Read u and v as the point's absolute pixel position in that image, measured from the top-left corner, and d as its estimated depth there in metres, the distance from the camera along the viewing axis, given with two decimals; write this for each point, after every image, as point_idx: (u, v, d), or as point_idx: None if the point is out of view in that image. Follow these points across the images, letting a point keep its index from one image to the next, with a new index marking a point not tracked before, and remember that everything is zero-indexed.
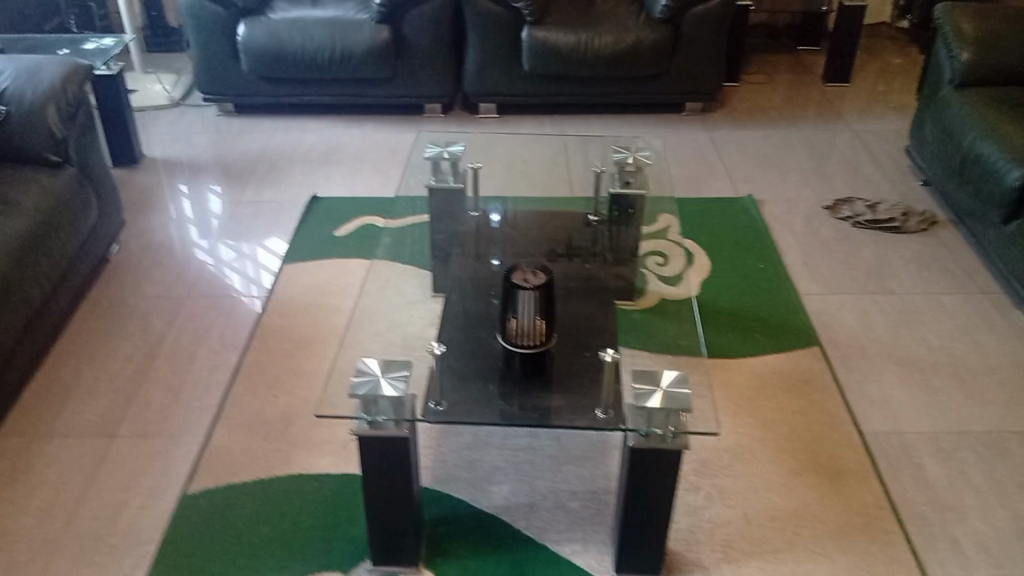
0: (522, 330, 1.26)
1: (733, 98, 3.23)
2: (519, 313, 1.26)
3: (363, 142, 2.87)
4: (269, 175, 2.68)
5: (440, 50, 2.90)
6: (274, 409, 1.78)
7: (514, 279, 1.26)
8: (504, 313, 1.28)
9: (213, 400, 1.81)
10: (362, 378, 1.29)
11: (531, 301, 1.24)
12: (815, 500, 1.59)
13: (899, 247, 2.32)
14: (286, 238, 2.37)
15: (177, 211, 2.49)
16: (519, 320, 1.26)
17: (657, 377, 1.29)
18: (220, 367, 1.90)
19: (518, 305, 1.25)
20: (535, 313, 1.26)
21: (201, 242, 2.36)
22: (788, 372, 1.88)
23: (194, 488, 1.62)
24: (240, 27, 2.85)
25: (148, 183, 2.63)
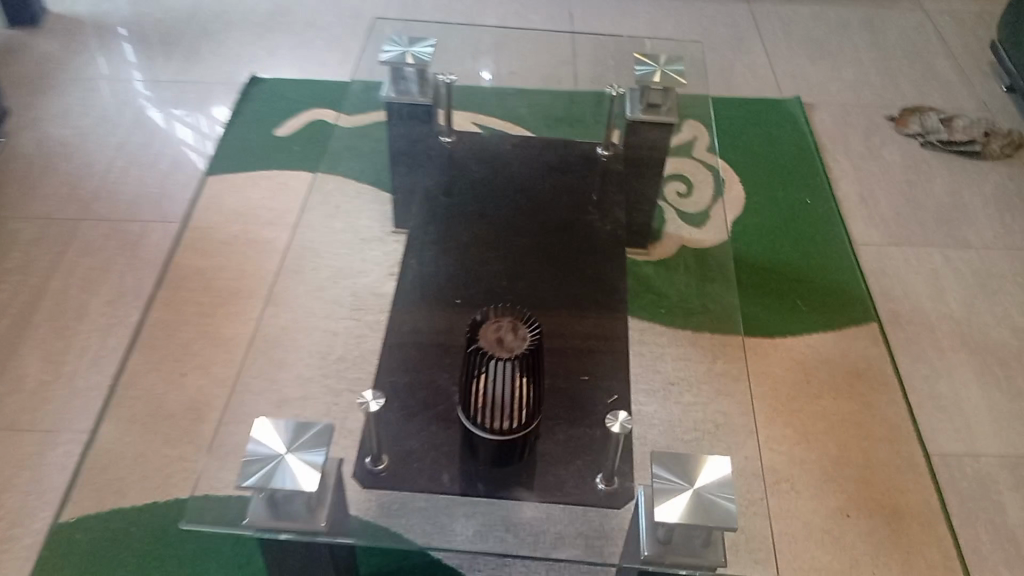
0: (495, 406, 0.84)
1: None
2: (491, 386, 0.82)
3: (321, 3, 2.32)
4: (201, 44, 2.15)
5: None
6: (181, 397, 1.40)
7: (482, 341, 0.81)
8: (464, 381, 0.84)
9: (104, 380, 1.42)
10: (267, 464, 0.88)
11: (511, 374, 0.81)
12: (866, 558, 1.25)
13: (977, 180, 1.87)
14: (215, 134, 1.89)
15: (82, 88, 2.00)
16: (492, 394, 0.83)
17: (692, 469, 0.91)
18: (117, 326, 1.50)
19: (489, 378, 0.81)
20: (515, 387, 0.82)
21: (108, 135, 1.88)
22: (835, 360, 1.49)
23: (67, 515, 1.26)
24: None
25: (49, 47, 2.11)
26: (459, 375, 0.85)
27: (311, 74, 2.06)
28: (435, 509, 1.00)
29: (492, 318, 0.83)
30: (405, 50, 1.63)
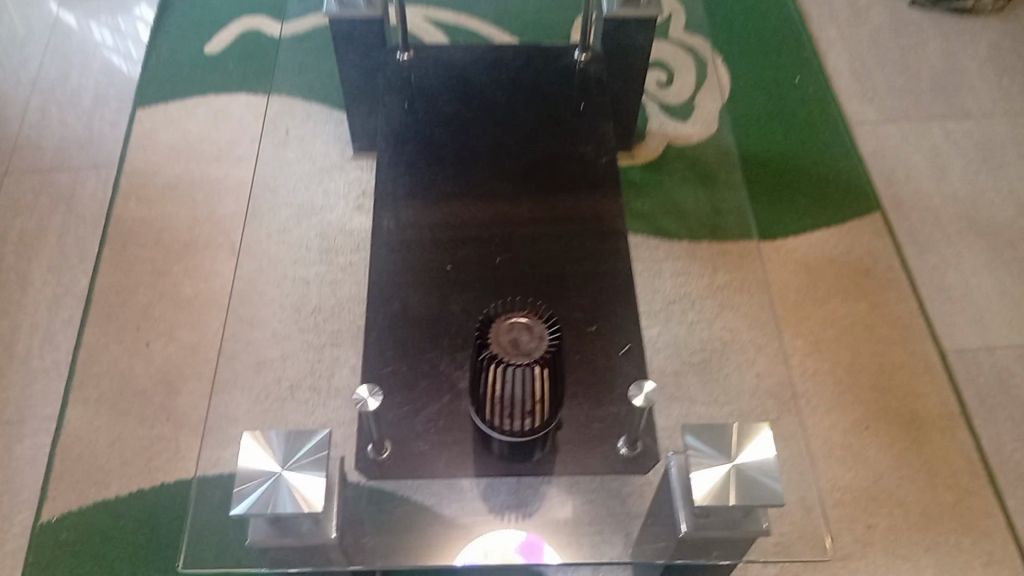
0: (514, 409, 0.75)
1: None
2: (508, 391, 0.73)
3: None
4: None
5: None
6: (150, 370, 1.28)
7: (494, 346, 0.71)
8: (475, 386, 0.75)
9: (61, 358, 1.30)
10: (271, 487, 0.79)
11: (530, 379, 0.72)
12: (889, 471, 1.21)
13: (971, 39, 1.74)
14: (136, 56, 1.68)
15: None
16: (509, 397, 0.74)
17: (741, 440, 0.83)
18: (67, 296, 1.36)
19: (506, 384, 0.72)
20: (535, 390, 0.73)
21: (17, 68, 1.66)
22: (841, 259, 1.41)
23: (50, 514, 1.15)
24: None
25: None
26: (470, 378, 0.76)
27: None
28: (450, 505, 0.89)
29: (507, 317, 0.73)
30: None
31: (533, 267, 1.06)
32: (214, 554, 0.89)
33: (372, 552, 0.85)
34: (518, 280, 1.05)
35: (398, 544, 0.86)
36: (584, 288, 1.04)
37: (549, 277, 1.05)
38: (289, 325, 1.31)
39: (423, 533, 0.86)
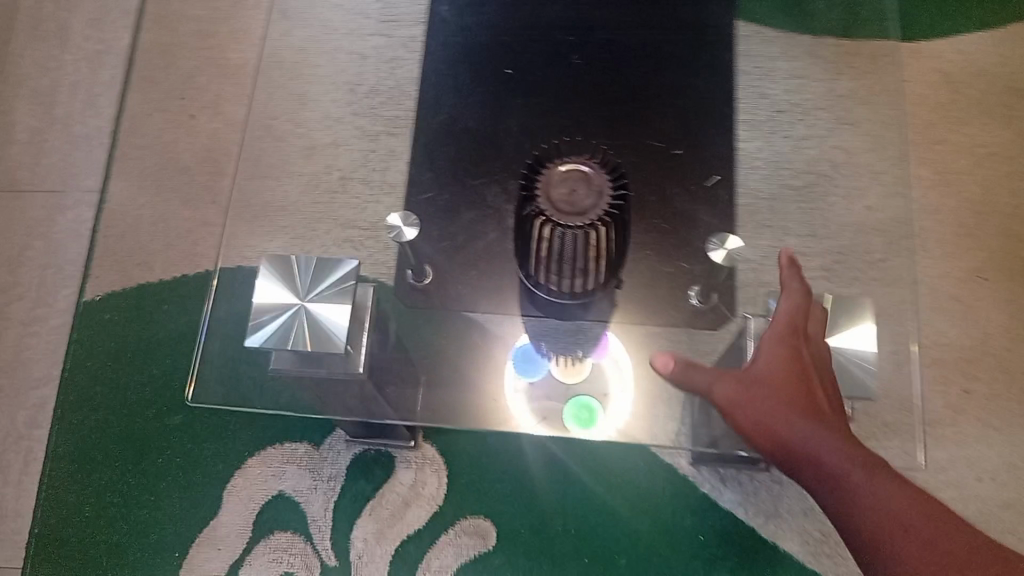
0: (566, 270, 0.63)
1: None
2: (559, 248, 0.61)
3: None
4: None
5: None
6: (194, 145, 1.18)
7: (545, 199, 0.59)
8: (521, 238, 0.63)
9: (104, 125, 1.21)
10: (291, 324, 0.70)
11: (587, 240, 0.59)
12: (1001, 331, 1.06)
13: None
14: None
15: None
16: (559, 255, 0.62)
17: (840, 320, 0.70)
18: (109, 56, 1.26)
19: (557, 242, 0.60)
20: (591, 250, 0.61)
21: None
22: (992, 73, 1.18)
23: (94, 293, 1.11)
24: None
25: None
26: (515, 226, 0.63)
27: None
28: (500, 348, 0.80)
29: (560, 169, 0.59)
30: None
31: (612, 72, 0.89)
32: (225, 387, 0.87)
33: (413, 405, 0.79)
34: (598, 90, 0.88)
35: (447, 393, 0.80)
36: (675, 109, 0.88)
37: (635, 89, 0.88)
38: (342, 106, 1.18)
39: (472, 383, 0.80)
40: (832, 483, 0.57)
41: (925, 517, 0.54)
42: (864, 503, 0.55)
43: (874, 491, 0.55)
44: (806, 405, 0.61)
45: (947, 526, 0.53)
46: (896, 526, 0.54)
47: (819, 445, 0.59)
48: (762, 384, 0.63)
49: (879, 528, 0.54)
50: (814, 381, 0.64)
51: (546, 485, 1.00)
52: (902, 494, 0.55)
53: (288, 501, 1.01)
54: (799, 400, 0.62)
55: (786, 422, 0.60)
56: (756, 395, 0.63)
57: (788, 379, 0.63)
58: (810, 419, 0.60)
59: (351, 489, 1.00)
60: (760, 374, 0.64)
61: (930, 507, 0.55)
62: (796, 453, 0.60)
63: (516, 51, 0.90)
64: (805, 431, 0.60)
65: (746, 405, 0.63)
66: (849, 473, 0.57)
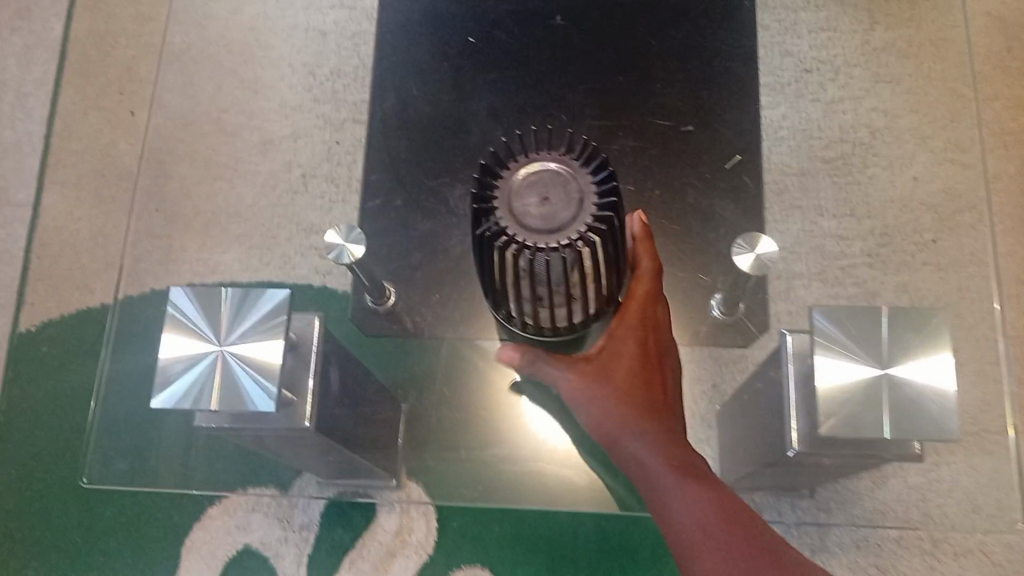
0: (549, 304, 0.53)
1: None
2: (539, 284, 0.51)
3: None
4: None
5: None
6: (136, 147, 1.03)
7: (508, 213, 0.47)
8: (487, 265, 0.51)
9: (36, 128, 1.07)
10: (205, 377, 0.56)
11: (569, 262, 0.48)
12: None
13: None
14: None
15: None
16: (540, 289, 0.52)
17: (909, 337, 0.55)
18: (39, 49, 1.11)
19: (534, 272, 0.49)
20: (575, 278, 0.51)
21: None
22: None
23: (29, 323, 0.98)
24: None
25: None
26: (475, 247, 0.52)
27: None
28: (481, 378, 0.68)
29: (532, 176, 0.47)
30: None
31: (605, 33, 0.73)
32: (131, 458, 0.73)
33: (398, 449, 0.69)
34: (586, 60, 0.73)
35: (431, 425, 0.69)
36: (682, 77, 0.72)
37: (629, 56, 0.73)
38: (301, 92, 1.02)
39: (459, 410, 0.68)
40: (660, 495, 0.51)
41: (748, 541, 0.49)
42: (688, 521, 0.50)
43: (698, 511, 0.49)
44: (649, 402, 0.54)
45: (765, 543, 0.49)
46: (718, 549, 0.48)
47: (646, 457, 0.52)
48: (601, 373, 0.54)
49: (696, 549, 0.49)
50: (660, 363, 0.56)
51: (554, 520, 0.86)
52: (723, 512, 0.50)
53: (254, 556, 0.87)
54: (646, 395, 0.54)
55: (618, 427, 0.53)
56: (598, 384, 0.54)
57: (634, 366, 0.54)
58: (652, 420, 0.53)
59: (326, 540, 0.87)
60: (600, 356, 0.55)
61: (749, 527, 0.50)
62: (628, 461, 0.53)
63: (486, 13, 0.75)
64: (640, 439, 0.52)
65: (583, 396, 0.54)
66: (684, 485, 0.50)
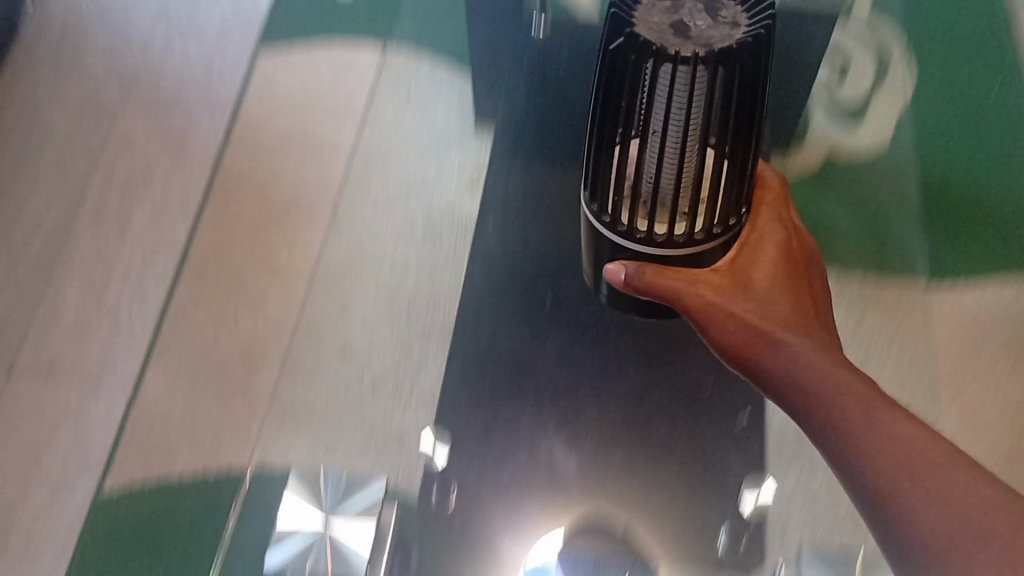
0: (655, 165, 0.64)
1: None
2: (658, 112, 0.62)
3: None
4: None
5: None
6: (232, 344, 1.23)
7: (660, 35, 0.59)
8: (613, 108, 0.64)
9: (150, 311, 1.26)
10: None
11: (699, 81, 0.59)
12: None
13: None
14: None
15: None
16: (654, 118, 0.63)
17: None
18: (162, 247, 1.33)
19: (659, 80, 0.60)
20: (688, 131, 0.62)
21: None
22: None
23: None
24: None
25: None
26: (607, 68, 0.64)
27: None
28: None
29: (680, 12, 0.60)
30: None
31: None
32: None
33: None
34: (632, 333, 0.92)
35: None
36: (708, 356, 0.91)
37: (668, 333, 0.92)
38: None
39: None
40: (806, 378, 0.65)
41: (887, 415, 0.63)
42: (836, 397, 0.64)
43: (862, 419, 0.63)
44: (787, 317, 0.68)
45: (921, 435, 0.62)
46: (875, 426, 0.62)
47: (793, 371, 0.66)
48: (727, 288, 0.70)
49: (855, 414, 0.63)
50: (789, 281, 0.71)
51: None
52: (880, 417, 0.63)
53: None
54: (774, 302, 0.69)
55: (765, 348, 0.67)
56: (727, 302, 0.69)
57: (754, 281, 0.70)
58: (781, 325, 0.68)
59: None
60: (722, 270, 0.71)
61: (904, 421, 0.63)
62: (775, 376, 0.67)
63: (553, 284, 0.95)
64: (788, 356, 0.67)
65: (717, 306, 0.69)
66: (824, 368, 0.65)
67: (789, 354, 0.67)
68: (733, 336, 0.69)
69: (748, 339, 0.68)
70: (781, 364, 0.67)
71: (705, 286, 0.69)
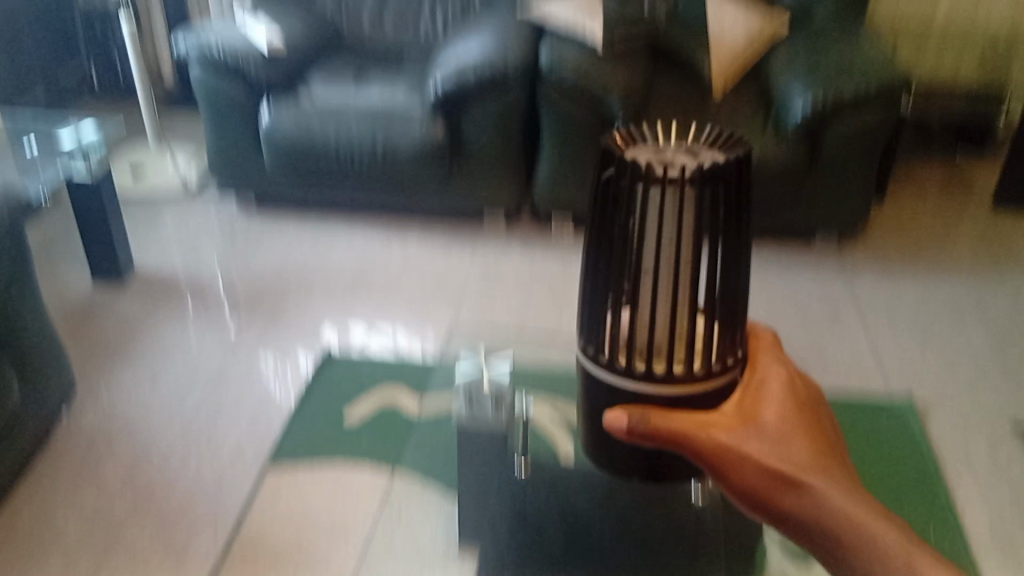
0: (654, 274, 0.83)
1: (873, 225, 2.77)
2: (650, 253, 0.82)
3: (403, 266, 2.59)
4: (281, 314, 2.40)
5: (506, 155, 2.56)
6: None
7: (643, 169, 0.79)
8: (614, 238, 0.83)
9: None
10: None
11: (685, 199, 0.79)
12: None
13: None
14: (282, 415, 2.04)
15: (158, 363, 2.22)
16: (647, 261, 0.83)
17: None
18: None
19: (653, 207, 0.80)
20: (676, 253, 0.82)
21: (172, 428, 2.01)
22: None
23: None
24: (262, 109, 2.56)
25: (127, 314, 2.38)
26: (607, 199, 0.83)
27: (398, 352, 2.25)
28: None
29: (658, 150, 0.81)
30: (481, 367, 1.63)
31: None
32: None
33: None
34: None
35: None
36: None
37: None
38: None
39: None
40: (816, 505, 0.69)
41: (875, 524, 0.68)
42: (838, 515, 0.68)
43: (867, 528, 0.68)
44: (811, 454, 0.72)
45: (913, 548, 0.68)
46: (862, 539, 0.68)
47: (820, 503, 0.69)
48: (737, 430, 0.75)
49: (859, 530, 0.68)
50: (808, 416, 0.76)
51: None
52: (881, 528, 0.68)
53: None
54: (786, 441, 0.73)
55: (786, 487, 0.70)
56: (738, 444, 0.73)
57: (762, 422, 0.75)
58: (797, 466, 0.70)
59: None
60: (731, 414, 0.77)
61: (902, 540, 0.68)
62: (796, 507, 0.70)
63: None
64: (812, 489, 0.69)
65: (727, 450, 0.74)
66: (828, 498, 0.69)
67: (804, 491, 0.70)
68: (748, 481, 0.72)
69: (759, 480, 0.71)
70: (794, 496, 0.70)
71: (717, 431, 0.75)
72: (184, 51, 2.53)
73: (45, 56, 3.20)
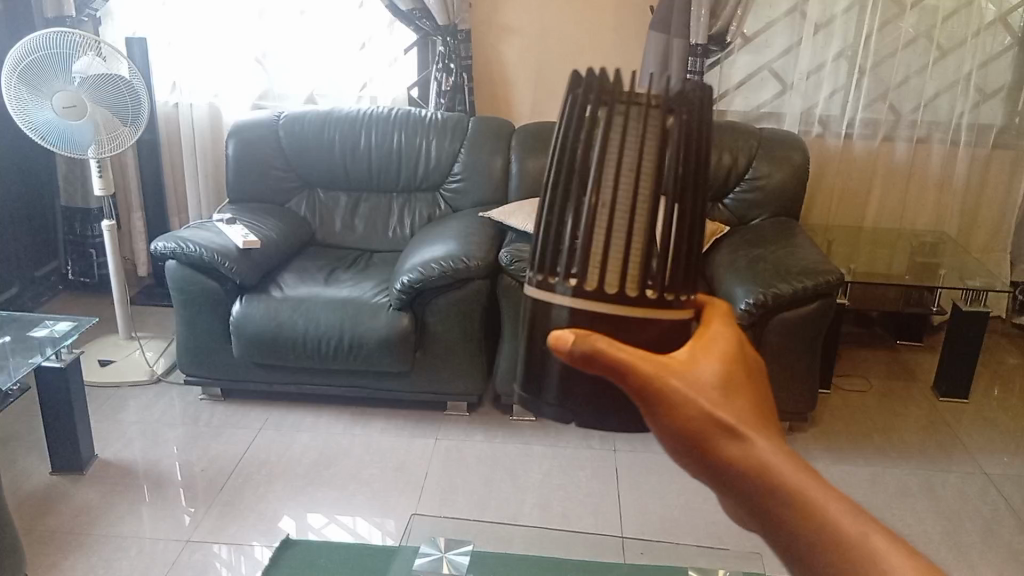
0: (610, 204, 0.54)
1: (823, 412, 2.88)
2: (606, 189, 0.54)
3: (366, 452, 2.61)
4: (241, 496, 2.39)
5: (469, 344, 2.67)
6: None
7: (612, 87, 0.56)
8: (569, 161, 0.56)
9: None
10: None
11: (649, 133, 0.54)
12: None
13: None
14: None
15: (113, 552, 2.16)
16: (602, 198, 0.54)
17: None
18: None
19: (611, 137, 0.55)
20: (641, 179, 0.54)
21: None
22: None
23: None
24: (235, 304, 2.68)
25: (85, 503, 2.34)
26: (565, 130, 0.57)
27: (357, 537, 2.22)
28: None
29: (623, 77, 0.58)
30: (442, 555, 1.85)
31: None
32: None
33: None
34: None
35: None
36: None
37: None
38: None
39: None
40: (765, 484, 0.45)
41: (849, 518, 0.45)
42: (793, 494, 0.45)
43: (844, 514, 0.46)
44: (770, 415, 0.47)
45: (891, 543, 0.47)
46: (844, 533, 0.45)
47: (786, 473, 0.45)
48: (687, 372, 0.45)
49: (818, 521, 0.45)
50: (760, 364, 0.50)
51: None
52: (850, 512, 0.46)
53: None
54: (745, 392, 0.46)
55: (747, 442, 0.45)
56: (684, 389, 0.45)
57: (716, 365, 0.46)
58: (748, 419, 0.45)
59: None
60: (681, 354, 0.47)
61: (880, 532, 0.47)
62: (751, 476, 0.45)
63: None
64: (777, 453, 0.45)
65: (671, 400, 0.44)
66: (781, 475, 0.45)
67: (745, 462, 0.45)
68: (686, 438, 0.45)
69: (691, 444, 0.45)
70: (733, 471, 0.45)
71: (669, 368, 0.45)
72: (159, 251, 2.64)
73: (19, 251, 3.36)
